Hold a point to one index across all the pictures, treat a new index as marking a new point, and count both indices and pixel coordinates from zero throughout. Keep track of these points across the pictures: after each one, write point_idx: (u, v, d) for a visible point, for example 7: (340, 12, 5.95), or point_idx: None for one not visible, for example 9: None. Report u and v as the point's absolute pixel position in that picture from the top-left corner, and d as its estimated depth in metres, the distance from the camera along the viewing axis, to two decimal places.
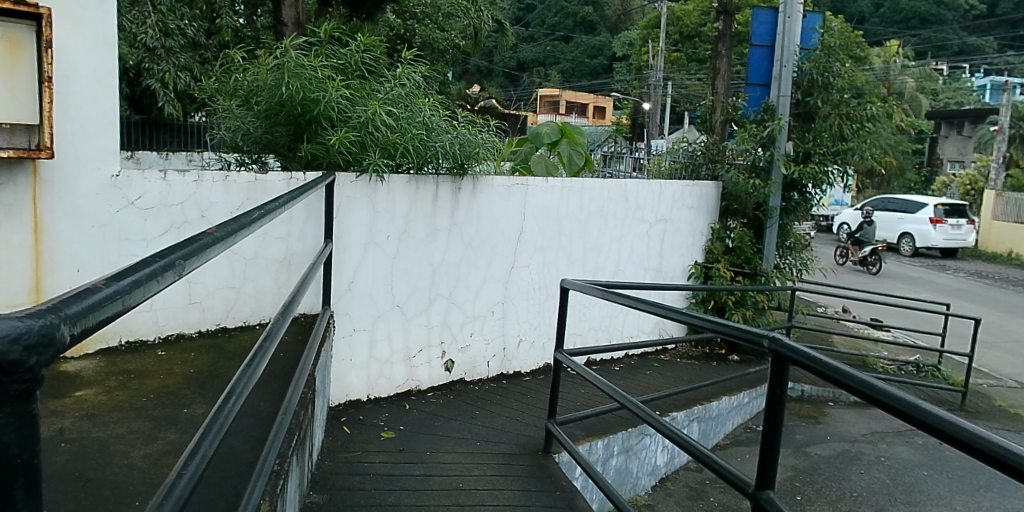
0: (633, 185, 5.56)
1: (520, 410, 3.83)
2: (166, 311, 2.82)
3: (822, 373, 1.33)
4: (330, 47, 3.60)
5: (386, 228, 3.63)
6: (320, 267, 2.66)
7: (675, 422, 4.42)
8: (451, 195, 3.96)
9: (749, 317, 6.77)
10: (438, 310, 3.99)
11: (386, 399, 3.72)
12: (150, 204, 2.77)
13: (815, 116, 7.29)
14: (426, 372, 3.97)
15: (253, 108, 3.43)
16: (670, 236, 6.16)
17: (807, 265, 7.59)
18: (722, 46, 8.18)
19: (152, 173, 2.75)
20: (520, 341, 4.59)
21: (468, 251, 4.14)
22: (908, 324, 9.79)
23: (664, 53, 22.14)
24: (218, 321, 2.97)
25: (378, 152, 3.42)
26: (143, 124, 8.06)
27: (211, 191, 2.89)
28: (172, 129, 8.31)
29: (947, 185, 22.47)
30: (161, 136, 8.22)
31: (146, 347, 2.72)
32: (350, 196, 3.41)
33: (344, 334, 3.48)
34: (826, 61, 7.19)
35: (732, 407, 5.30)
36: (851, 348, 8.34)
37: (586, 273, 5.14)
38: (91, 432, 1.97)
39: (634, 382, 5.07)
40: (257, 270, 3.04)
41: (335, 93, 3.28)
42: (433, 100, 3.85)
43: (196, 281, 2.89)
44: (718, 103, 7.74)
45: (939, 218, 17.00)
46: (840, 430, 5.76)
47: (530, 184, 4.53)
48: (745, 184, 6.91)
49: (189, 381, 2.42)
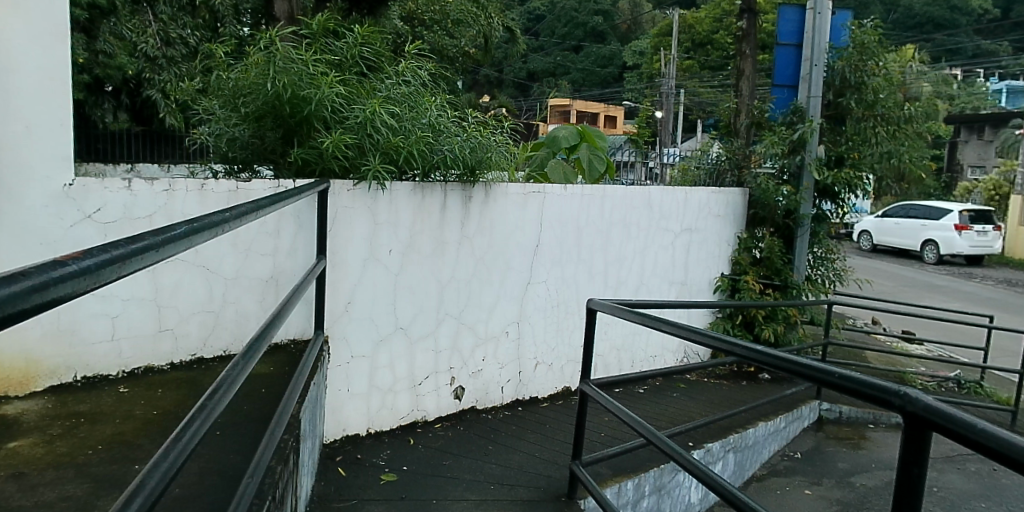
0: (656, 192, 5.15)
1: (539, 446, 3.41)
2: (131, 341, 2.44)
3: (994, 453, 0.86)
4: (324, 40, 3.23)
5: (388, 241, 3.24)
6: (307, 287, 2.28)
7: (710, 454, 3.97)
8: (461, 204, 3.58)
9: (780, 333, 6.31)
10: (447, 332, 3.60)
11: (388, 433, 3.32)
12: (111, 217, 2.39)
13: (847, 118, 6.90)
14: (433, 401, 3.57)
15: (238, 109, 3.02)
16: (696, 246, 5.74)
17: (841, 275, 7.11)
18: (747, 46, 7.57)
19: (113, 182, 2.39)
20: (537, 363, 4.19)
21: (480, 265, 3.75)
22: (943, 337, 9.23)
23: (675, 62, 21.86)
24: (193, 352, 2.59)
25: (378, 157, 3.05)
26: (144, 136, 7.70)
27: (184, 202, 2.53)
28: (172, 141, 7.86)
29: (969, 190, 21.78)
30: (162, 149, 7.80)
31: (107, 383, 2.34)
32: (346, 206, 3.04)
33: (340, 362, 3.08)
34: (860, 59, 6.78)
35: (770, 433, 4.85)
36: (886, 363, 7.82)
37: (607, 288, 4.73)
38: (12, 499, 1.58)
39: (663, 406, 4.63)
40: (239, 292, 2.66)
41: (329, 91, 2.90)
42: (441, 99, 3.47)
43: (166, 307, 2.51)
44: (743, 106, 7.27)
45: (965, 225, 16.35)
46: (885, 457, 5.25)
47: (548, 191, 4.14)
48: (775, 191, 6.52)
49: (150, 426, 2.03)
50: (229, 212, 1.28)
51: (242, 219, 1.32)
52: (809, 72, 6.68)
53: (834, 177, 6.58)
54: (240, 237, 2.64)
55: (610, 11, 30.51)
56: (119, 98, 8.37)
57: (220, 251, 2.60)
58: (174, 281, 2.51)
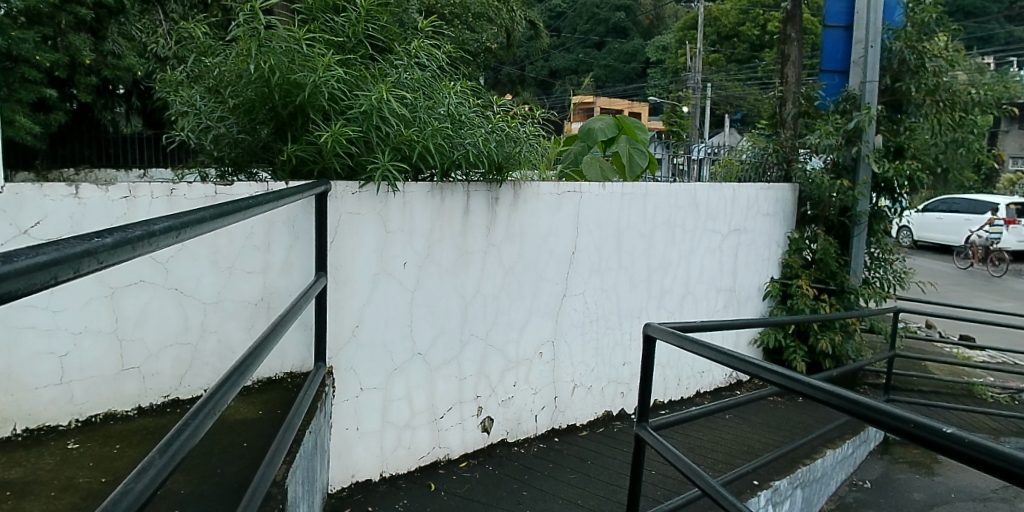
0: (701, 189, 4.61)
1: (582, 490, 2.90)
2: (87, 384, 1.99)
3: None
4: (324, 18, 2.75)
5: (402, 251, 2.76)
6: (296, 313, 1.81)
7: (778, 493, 3.41)
8: (486, 208, 3.10)
9: (838, 342, 5.69)
10: (472, 356, 3.11)
11: (405, 477, 2.83)
12: (57, 232, 1.94)
13: (904, 105, 6.27)
14: (457, 436, 3.08)
15: (224, 101, 2.56)
16: (744, 248, 5.19)
17: (904, 278, 6.43)
18: (791, 27, 6.79)
19: (58, 188, 1.94)
20: (575, 387, 3.69)
21: (508, 277, 3.25)
22: (1009, 343, 8.45)
23: (701, 56, 21.20)
24: (167, 393, 2.14)
25: (388, 154, 2.57)
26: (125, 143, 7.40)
27: (151, 211, 2.10)
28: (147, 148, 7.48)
29: (1012, 182, 20.61)
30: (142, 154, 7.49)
31: (53, 437, 1.88)
32: (352, 211, 2.56)
33: (347, 397, 2.60)
34: (920, 38, 6.11)
35: (838, 461, 4.26)
36: (949, 373, 7.05)
37: (650, 299, 4.20)
38: None
39: (717, 432, 4.07)
40: (222, 319, 2.22)
41: (328, 74, 2.42)
42: (462, 85, 2.96)
43: (131, 339, 2.06)
44: (789, 94, 6.59)
45: (1012, 219, 15.38)
46: (967, 484, 4.55)
47: (584, 190, 3.63)
48: (828, 185, 5.95)
49: (90, 499, 1.54)
50: (100, 238, 0.73)
51: (132, 247, 0.76)
52: (861, 57, 6.13)
53: (894, 169, 5.95)
54: (221, 253, 2.20)
55: (632, 5, 29.57)
56: (129, 101, 7.89)
57: (198, 270, 2.15)
58: (138, 308, 2.04)
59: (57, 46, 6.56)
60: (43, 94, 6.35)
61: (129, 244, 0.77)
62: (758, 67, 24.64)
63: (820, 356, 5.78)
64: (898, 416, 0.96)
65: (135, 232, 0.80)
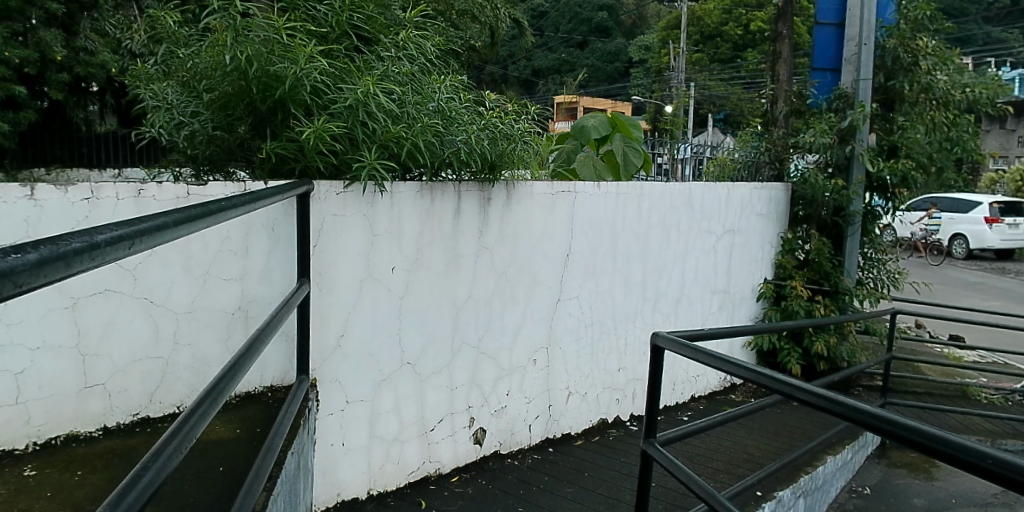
0: (696, 189, 4.51)
1: (580, 505, 2.76)
2: (47, 403, 1.81)
3: None
4: (305, 7, 2.59)
5: (390, 255, 2.61)
6: (276, 323, 1.66)
7: (781, 503, 3.30)
8: (478, 209, 2.96)
9: (833, 344, 5.62)
10: (464, 364, 2.96)
11: (394, 493, 2.68)
12: (11, 237, 1.75)
13: (897, 103, 6.22)
14: (449, 448, 2.94)
15: (198, 94, 2.39)
16: (739, 249, 5.09)
17: (898, 279, 6.37)
18: (782, 25, 6.71)
19: (11, 189, 1.74)
20: (570, 394, 3.56)
21: (502, 281, 3.12)
22: (998, 343, 8.44)
23: (685, 56, 21.16)
24: (136, 410, 1.97)
25: (375, 152, 2.41)
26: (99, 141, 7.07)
27: (117, 213, 1.92)
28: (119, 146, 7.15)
29: (995, 181, 20.75)
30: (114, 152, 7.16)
31: (7, 463, 1.70)
32: (337, 213, 2.41)
33: (332, 411, 2.44)
34: (913, 36, 6.05)
35: (838, 467, 4.17)
36: (941, 373, 7.00)
37: (646, 301, 4.08)
38: None
39: (715, 440, 3.96)
40: (196, 331, 2.06)
41: (310, 65, 2.26)
42: (453, 79, 2.82)
43: (95, 354, 1.88)
44: (780, 91, 6.50)
45: (995, 217, 15.51)
46: (966, 489, 4.47)
47: (579, 190, 3.50)
48: (822, 185, 5.87)
49: None
50: (22, 254, 0.54)
51: (67, 264, 0.57)
52: (855, 56, 6.10)
53: (889, 168, 5.88)
54: (194, 259, 2.04)
55: (616, 5, 29.49)
56: (104, 98, 7.64)
57: (170, 278, 1.99)
58: (103, 319, 1.87)
59: (26, 42, 6.30)
60: (12, 92, 6.10)
61: (55, 263, 0.57)
62: (743, 68, 24.67)
63: (815, 358, 5.70)
64: (990, 457, 0.85)
65: (59, 247, 0.60)
